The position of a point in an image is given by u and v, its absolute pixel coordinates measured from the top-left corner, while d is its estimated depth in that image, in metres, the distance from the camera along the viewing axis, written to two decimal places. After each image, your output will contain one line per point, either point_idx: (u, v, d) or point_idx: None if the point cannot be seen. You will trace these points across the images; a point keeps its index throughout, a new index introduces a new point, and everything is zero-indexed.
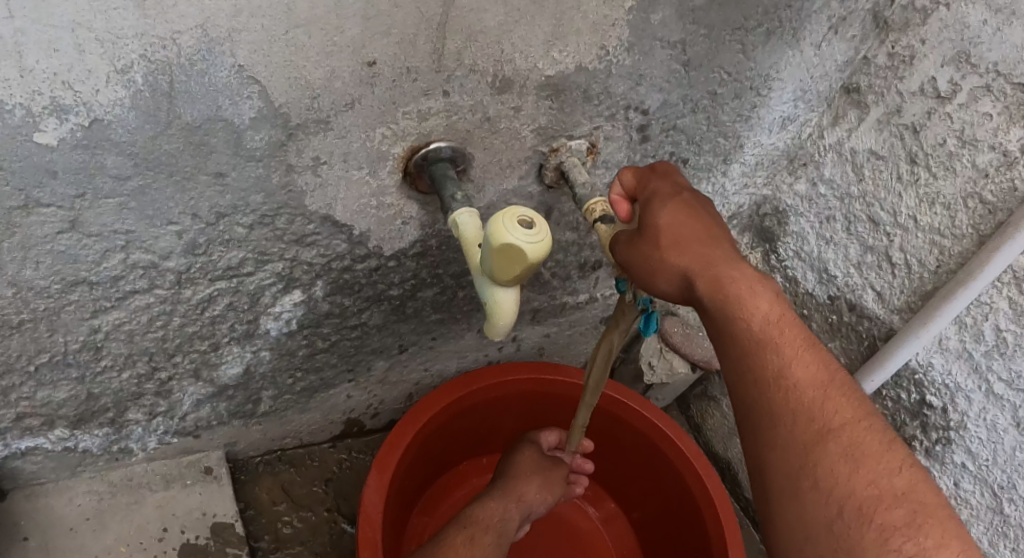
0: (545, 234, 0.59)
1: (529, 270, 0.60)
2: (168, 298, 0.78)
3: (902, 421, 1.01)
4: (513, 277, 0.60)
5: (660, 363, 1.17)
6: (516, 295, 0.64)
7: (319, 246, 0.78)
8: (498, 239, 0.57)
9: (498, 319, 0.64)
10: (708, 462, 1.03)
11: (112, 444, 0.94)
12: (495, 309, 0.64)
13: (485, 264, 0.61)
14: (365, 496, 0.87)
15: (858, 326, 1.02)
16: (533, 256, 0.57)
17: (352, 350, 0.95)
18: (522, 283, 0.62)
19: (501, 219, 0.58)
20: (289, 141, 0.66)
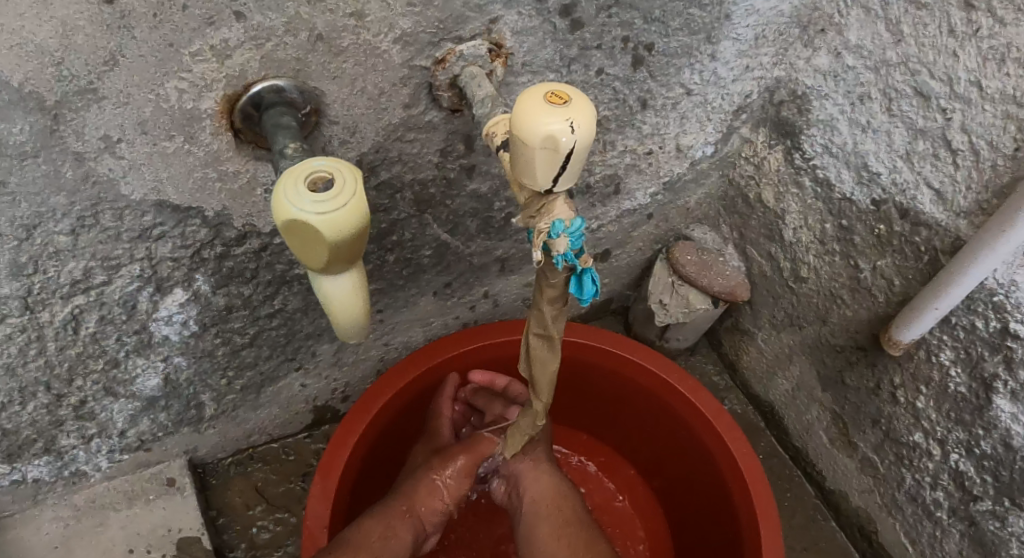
0: (351, 198, 0.46)
1: (339, 249, 0.47)
2: (26, 325, 0.68)
3: (978, 355, 0.76)
4: (321, 261, 0.47)
5: (673, 301, 0.90)
6: (353, 282, 0.50)
7: (173, 237, 0.66)
8: (282, 215, 0.46)
9: (337, 315, 0.51)
10: (736, 424, 0.82)
11: (62, 469, 0.87)
12: (329, 304, 0.51)
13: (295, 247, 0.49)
14: (308, 508, 0.75)
15: (915, 238, 0.76)
16: (322, 230, 0.45)
17: (282, 339, 0.82)
18: (345, 265, 0.49)
19: (284, 186, 0.46)
20: (58, 125, 0.53)
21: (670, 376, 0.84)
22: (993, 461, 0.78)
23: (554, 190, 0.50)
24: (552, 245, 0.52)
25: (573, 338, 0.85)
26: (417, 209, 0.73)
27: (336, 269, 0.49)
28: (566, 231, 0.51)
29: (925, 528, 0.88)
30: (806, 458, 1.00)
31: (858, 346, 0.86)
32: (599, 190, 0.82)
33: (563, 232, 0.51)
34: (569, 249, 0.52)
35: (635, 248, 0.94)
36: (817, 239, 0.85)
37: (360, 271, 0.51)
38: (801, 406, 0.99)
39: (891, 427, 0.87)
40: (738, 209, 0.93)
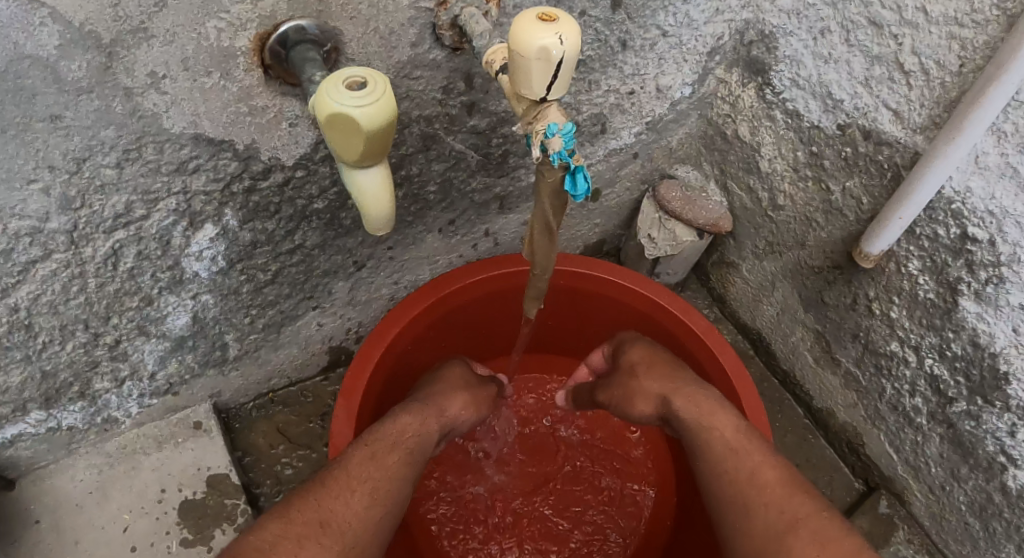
0: (383, 95, 0.53)
1: (374, 142, 0.54)
2: (70, 261, 0.73)
3: (943, 262, 0.84)
4: (357, 155, 0.54)
5: (661, 234, 0.99)
6: (382, 176, 0.58)
7: (206, 171, 0.72)
8: (325, 110, 0.53)
9: (369, 210, 0.58)
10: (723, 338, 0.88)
11: (95, 416, 0.91)
12: (362, 198, 0.58)
13: (330, 144, 0.56)
14: (333, 424, 0.80)
15: (878, 156, 0.83)
16: (363, 122, 0.52)
17: (301, 276, 0.88)
18: (376, 159, 0.56)
19: (325, 87, 0.53)
20: (110, 61, 0.60)
21: (660, 299, 0.90)
22: (965, 361, 0.86)
23: (549, 96, 0.58)
24: (548, 144, 0.59)
25: (576, 269, 0.91)
26: (424, 144, 0.80)
27: (369, 163, 0.56)
28: (559, 132, 0.58)
29: (907, 435, 0.96)
30: (795, 380, 1.09)
31: (835, 265, 0.94)
32: (587, 129, 0.89)
33: (557, 133, 0.58)
34: (564, 147, 0.59)
35: (624, 188, 1.02)
36: (790, 167, 0.93)
37: (388, 169, 0.58)
38: (786, 329, 1.06)
39: (869, 339, 0.95)
40: (717, 146, 1.01)
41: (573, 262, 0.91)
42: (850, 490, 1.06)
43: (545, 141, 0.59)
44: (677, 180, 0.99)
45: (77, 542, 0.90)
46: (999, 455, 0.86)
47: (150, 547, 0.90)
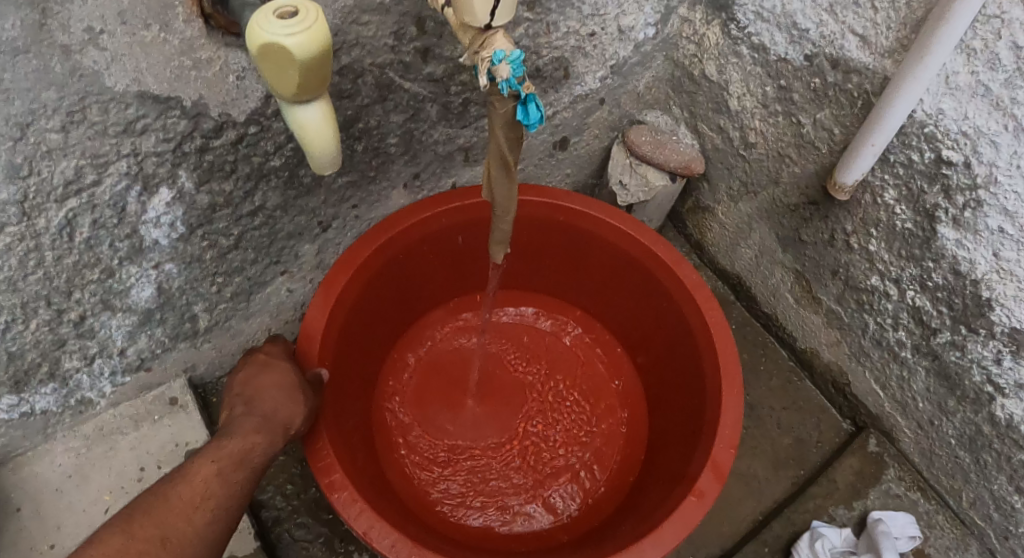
0: (318, 27, 0.50)
1: (309, 76, 0.52)
2: (24, 234, 0.71)
3: (919, 190, 0.82)
4: (292, 91, 0.53)
5: (633, 180, 0.99)
6: (324, 113, 0.56)
7: (155, 131, 0.70)
8: (256, 41, 0.50)
9: (311, 144, 0.57)
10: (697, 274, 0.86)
11: (67, 398, 0.89)
12: (303, 133, 0.56)
13: (267, 77, 0.54)
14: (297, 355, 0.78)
15: (847, 85, 0.80)
16: (296, 53, 0.49)
17: (265, 240, 0.88)
18: (314, 95, 0.54)
19: (256, 16, 0.50)
20: (46, 18, 0.58)
21: (637, 237, 0.88)
22: (947, 291, 0.84)
23: (493, 24, 0.55)
24: (495, 72, 0.57)
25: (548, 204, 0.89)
26: (379, 94, 0.78)
27: (308, 97, 0.54)
28: (507, 59, 0.56)
29: (892, 370, 0.95)
30: (777, 322, 1.09)
31: (810, 202, 0.93)
32: (549, 75, 0.87)
33: (503, 60, 0.56)
34: (513, 74, 0.57)
35: (593, 136, 1.01)
36: (759, 104, 0.91)
37: (328, 103, 0.56)
38: (766, 271, 1.06)
39: (849, 276, 0.94)
40: (685, 88, 0.99)
41: (556, 193, 0.89)
42: (839, 432, 1.05)
43: (493, 69, 0.57)
44: (643, 125, 1.00)
45: (60, 527, 0.88)
46: (986, 385, 0.85)
47: None
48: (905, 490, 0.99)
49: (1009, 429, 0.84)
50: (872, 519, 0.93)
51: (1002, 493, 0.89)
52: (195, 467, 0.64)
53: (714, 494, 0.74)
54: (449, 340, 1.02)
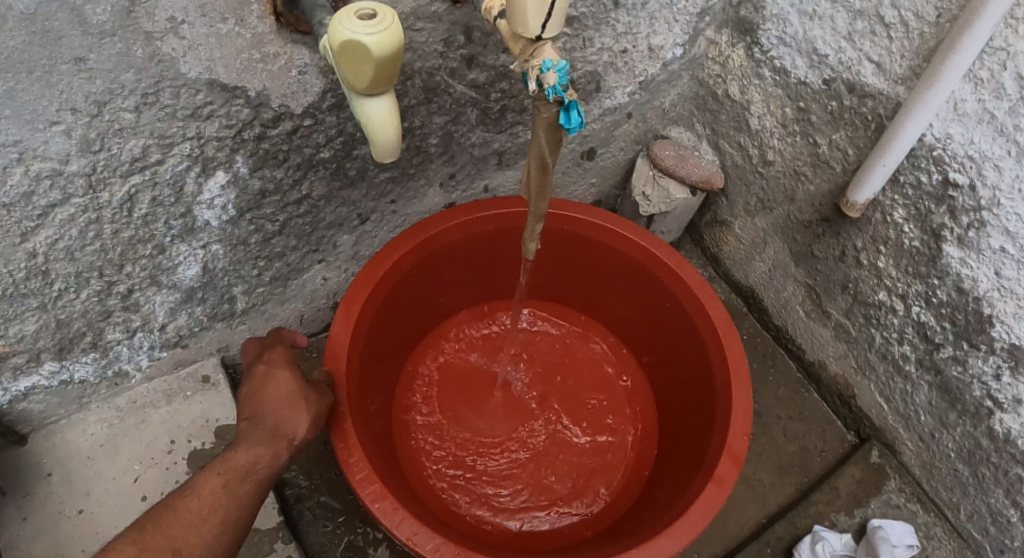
0: (393, 27, 0.56)
1: (382, 71, 0.57)
2: (88, 205, 0.76)
3: (926, 209, 0.87)
4: (365, 84, 0.57)
5: (655, 193, 1.04)
6: (390, 108, 0.60)
7: (219, 117, 0.75)
8: (339, 36, 0.55)
9: (376, 137, 0.61)
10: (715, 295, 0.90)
11: (106, 369, 0.93)
12: (369, 125, 0.60)
13: (341, 73, 0.58)
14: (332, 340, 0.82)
15: (862, 108, 0.86)
16: (374, 48, 0.54)
17: (308, 228, 0.92)
18: (383, 90, 0.59)
19: (339, 16, 0.55)
20: (134, 6, 0.63)
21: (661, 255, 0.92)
22: (950, 307, 0.89)
23: (544, 35, 0.60)
24: (543, 79, 0.61)
25: (581, 215, 0.93)
26: (426, 95, 0.83)
27: (377, 91, 0.59)
28: (554, 67, 0.60)
29: (896, 384, 0.99)
30: (786, 334, 1.13)
31: (823, 218, 0.98)
32: (582, 87, 0.93)
33: (551, 68, 0.61)
34: (559, 82, 0.61)
35: (618, 148, 1.06)
36: (778, 124, 0.97)
37: (394, 99, 0.60)
38: (778, 285, 1.11)
39: (858, 291, 0.98)
40: (708, 106, 1.05)
41: (562, 204, 0.94)
42: (843, 443, 1.09)
43: (541, 76, 0.62)
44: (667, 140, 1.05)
45: (89, 493, 0.92)
46: (986, 399, 0.89)
47: (160, 495, 0.92)
48: (905, 501, 1.02)
49: (1007, 443, 0.88)
50: (872, 526, 0.97)
51: (998, 506, 0.93)
52: (202, 478, 0.66)
53: (732, 481, 0.80)
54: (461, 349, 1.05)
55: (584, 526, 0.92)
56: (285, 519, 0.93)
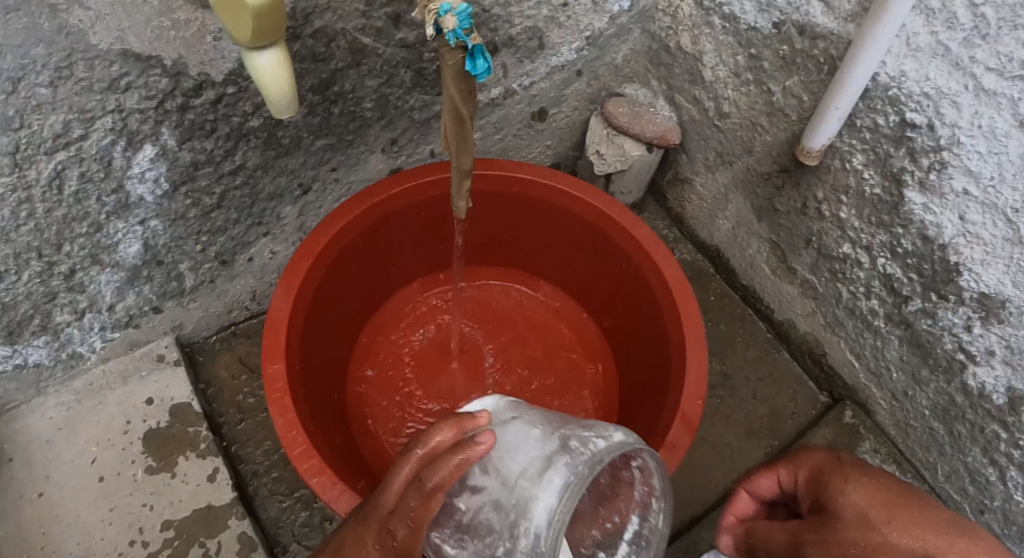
0: None
1: (263, 23, 0.55)
2: (16, 185, 0.74)
3: (885, 153, 0.82)
4: (249, 38, 0.56)
5: (609, 150, 1.01)
6: (280, 60, 0.59)
7: (137, 89, 0.73)
8: None
9: (269, 91, 0.60)
10: (671, 254, 0.85)
11: (60, 352, 0.92)
12: (260, 80, 0.59)
13: (224, 24, 0.57)
14: (272, 309, 0.79)
15: (813, 50, 0.81)
16: (249, 3, 0.52)
17: (247, 201, 0.91)
18: (269, 42, 0.57)
19: None
20: None
21: (613, 214, 0.87)
22: (916, 257, 0.84)
23: None
24: (442, 24, 0.58)
25: (530, 175, 0.87)
26: (353, 58, 0.79)
27: (263, 45, 0.57)
28: (453, 11, 0.57)
29: (866, 340, 0.95)
30: (754, 294, 1.09)
31: (782, 169, 0.93)
32: (523, 44, 0.88)
33: (450, 12, 0.57)
34: (459, 26, 0.57)
35: (571, 108, 1.03)
36: (732, 73, 0.93)
37: (284, 50, 0.59)
38: (743, 242, 1.07)
39: (821, 244, 0.94)
40: (661, 60, 1.00)
41: (510, 165, 0.88)
42: (815, 403, 1.05)
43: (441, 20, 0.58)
44: (620, 96, 1.02)
45: (48, 476, 0.92)
46: (958, 353, 0.84)
47: (117, 476, 0.93)
48: (880, 462, 0.98)
49: (982, 399, 0.84)
50: None
51: (976, 465, 0.88)
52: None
53: (684, 446, 0.77)
54: (419, 317, 1.02)
55: None
56: (240, 494, 0.93)
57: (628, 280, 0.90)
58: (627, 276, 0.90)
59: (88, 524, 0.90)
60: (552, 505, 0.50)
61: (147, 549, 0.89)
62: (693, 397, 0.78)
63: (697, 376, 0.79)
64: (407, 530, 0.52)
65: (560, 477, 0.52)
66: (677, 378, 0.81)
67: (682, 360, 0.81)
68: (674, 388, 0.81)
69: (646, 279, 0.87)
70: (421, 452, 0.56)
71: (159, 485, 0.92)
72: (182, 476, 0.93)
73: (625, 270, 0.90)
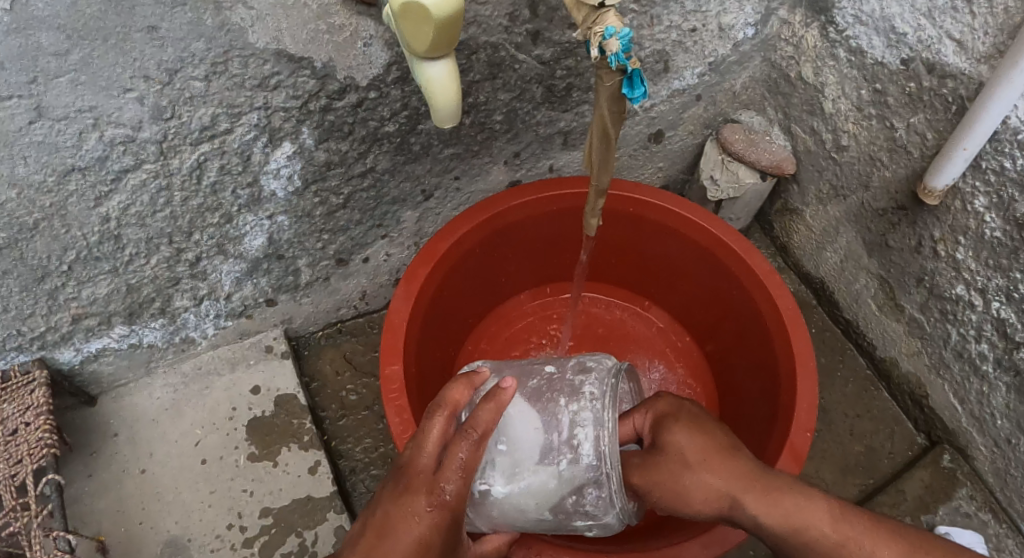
0: None
1: (445, 33, 0.56)
2: (159, 172, 0.77)
3: (1009, 198, 0.80)
4: (426, 48, 0.57)
5: (724, 176, 1.02)
6: (451, 69, 0.60)
7: (286, 87, 0.75)
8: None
9: (435, 101, 0.61)
10: (784, 282, 0.85)
11: (173, 335, 0.95)
12: (429, 89, 0.61)
13: (402, 35, 0.59)
14: (393, 306, 0.82)
15: (942, 90, 0.81)
16: (434, 13, 0.54)
17: (372, 203, 0.94)
18: (445, 51, 0.58)
19: None
20: None
21: (726, 237, 0.88)
22: None
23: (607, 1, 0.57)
24: (606, 47, 0.58)
25: (645, 194, 0.90)
26: (491, 71, 0.81)
27: (437, 55, 0.59)
28: (617, 35, 0.58)
29: (972, 384, 0.94)
30: (857, 329, 1.09)
31: (899, 206, 0.93)
32: (649, 66, 0.90)
33: (614, 35, 0.58)
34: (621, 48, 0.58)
35: (687, 131, 1.04)
36: (854, 107, 0.93)
37: (454, 63, 0.61)
38: (850, 277, 1.06)
39: (934, 284, 0.93)
40: (780, 90, 1.01)
41: (630, 186, 0.90)
42: (912, 445, 1.05)
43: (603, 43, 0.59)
44: (738, 123, 1.03)
45: (152, 454, 0.95)
46: None
47: (220, 460, 0.95)
48: (976, 510, 0.97)
49: None
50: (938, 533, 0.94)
51: None
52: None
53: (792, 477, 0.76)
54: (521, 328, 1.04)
55: (638, 517, 0.90)
56: (338, 489, 0.95)
57: (736, 304, 0.91)
58: (736, 301, 0.91)
59: (188, 504, 0.92)
60: (600, 407, 0.65)
61: (244, 533, 0.91)
62: (801, 430, 0.78)
63: (807, 408, 0.79)
64: (464, 483, 0.56)
65: (596, 388, 0.67)
66: (787, 407, 0.81)
67: (793, 391, 0.81)
68: (783, 418, 0.81)
69: (755, 304, 0.87)
70: (445, 410, 0.60)
71: (260, 473, 0.94)
72: (284, 466, 0.95)
73: (735, 293, 0.91)
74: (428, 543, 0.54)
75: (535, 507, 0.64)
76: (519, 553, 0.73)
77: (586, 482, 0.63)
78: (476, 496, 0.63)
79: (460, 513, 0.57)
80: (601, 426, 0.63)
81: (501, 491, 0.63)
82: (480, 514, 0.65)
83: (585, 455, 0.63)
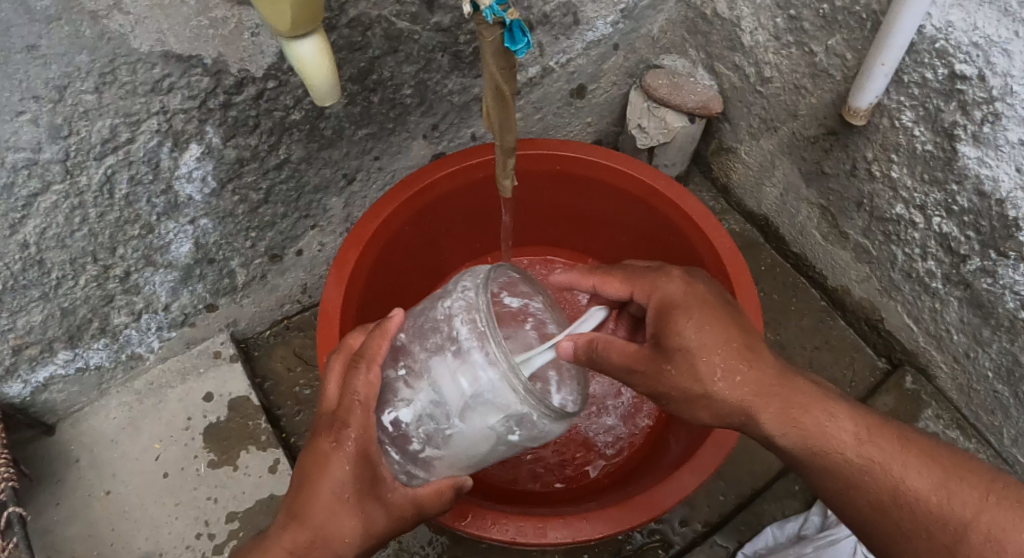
0: None
1: (304, 9, 0.54)
2: (68, 191, 0.75)
3: (936, 109, 0.78)
4: (288, 28, 0.55)
5: (651, 123, 1.02)
6: (320, 43, 0.59)
7: (180, 89, 0.73)
8: None
9: (310, 79, 0.60)
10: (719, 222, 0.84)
11: (119, 353, 0.95)
12: (302, 68, 0.60)
13: (262, 15, 0.56)
14: (324, 294, 0.80)
15: (855, 7, 0.78)
16: None
17: (293, 194, 0.93)
18: (309, 28, 0.57)
19: None
20: None
21: (658, 184, 0.87)
22: (973, 215, 0.80)
23: None
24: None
25: (572, 151, 0.88)
26: (389, 45, 0.79)
27: (302, 33, 0.57)
28: None
29: (924, 303, 0.93)
30: (806, 262, 1.08)
31: (829, 131, 0.91)
32: (558, 21, 0.87)
33: None
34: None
35: (609, 83, 1.02)
36: (772, 37, 0.91)
37: (323, 37, 0.59)
38: (792, 210, 1.05)
39: (874, 207, 0.92)
40: (698, 29, 0.99)
41: (552, 143, 0.88)
42: (874, 370, 1.05)
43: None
44: (662, 68, 1.01)
45: (115, 475, 0.95)
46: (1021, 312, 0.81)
47: (181, 471, 0.95)
48: (943, 428, 0.98)
49: None
50: None
51: None
52: (328, 500, 0.57)
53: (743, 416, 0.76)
54: None
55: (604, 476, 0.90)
56: None
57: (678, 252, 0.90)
58: (677, 248, 0.90)
59: (155, 519, 0.93)
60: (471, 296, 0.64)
61: (214, 541, 0.91)
62: None
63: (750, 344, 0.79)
64: (362, 410, 0.59)
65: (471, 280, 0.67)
66: None
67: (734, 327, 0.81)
68: None
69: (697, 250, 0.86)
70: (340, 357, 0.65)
71: (222, 479, 0.95)
72: (245, 469, 0.96)
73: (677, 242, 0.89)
74: (341, 477, 0.57)
75: (447, 414, 0.60)
76: (470, 526, 0.72)
77: (478, 368, 0.59)
78: (390, 430, 0.62)
79: (370, 444, 0.59)
80: (475, 311, 0.62)
81: (409, 415, 0.61)
82: (408, 454, 0.62)
83: (466, 344, 0.61)
